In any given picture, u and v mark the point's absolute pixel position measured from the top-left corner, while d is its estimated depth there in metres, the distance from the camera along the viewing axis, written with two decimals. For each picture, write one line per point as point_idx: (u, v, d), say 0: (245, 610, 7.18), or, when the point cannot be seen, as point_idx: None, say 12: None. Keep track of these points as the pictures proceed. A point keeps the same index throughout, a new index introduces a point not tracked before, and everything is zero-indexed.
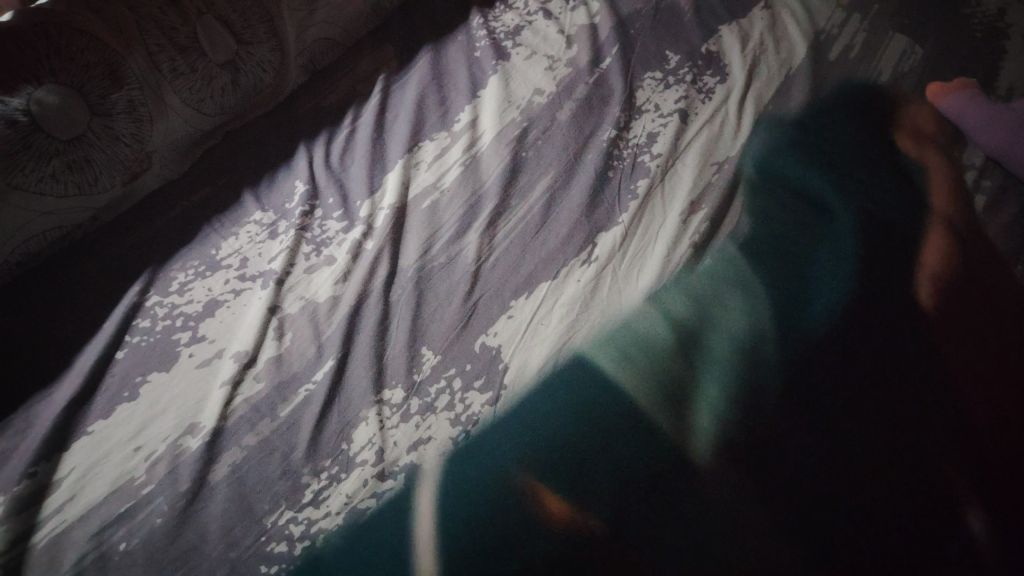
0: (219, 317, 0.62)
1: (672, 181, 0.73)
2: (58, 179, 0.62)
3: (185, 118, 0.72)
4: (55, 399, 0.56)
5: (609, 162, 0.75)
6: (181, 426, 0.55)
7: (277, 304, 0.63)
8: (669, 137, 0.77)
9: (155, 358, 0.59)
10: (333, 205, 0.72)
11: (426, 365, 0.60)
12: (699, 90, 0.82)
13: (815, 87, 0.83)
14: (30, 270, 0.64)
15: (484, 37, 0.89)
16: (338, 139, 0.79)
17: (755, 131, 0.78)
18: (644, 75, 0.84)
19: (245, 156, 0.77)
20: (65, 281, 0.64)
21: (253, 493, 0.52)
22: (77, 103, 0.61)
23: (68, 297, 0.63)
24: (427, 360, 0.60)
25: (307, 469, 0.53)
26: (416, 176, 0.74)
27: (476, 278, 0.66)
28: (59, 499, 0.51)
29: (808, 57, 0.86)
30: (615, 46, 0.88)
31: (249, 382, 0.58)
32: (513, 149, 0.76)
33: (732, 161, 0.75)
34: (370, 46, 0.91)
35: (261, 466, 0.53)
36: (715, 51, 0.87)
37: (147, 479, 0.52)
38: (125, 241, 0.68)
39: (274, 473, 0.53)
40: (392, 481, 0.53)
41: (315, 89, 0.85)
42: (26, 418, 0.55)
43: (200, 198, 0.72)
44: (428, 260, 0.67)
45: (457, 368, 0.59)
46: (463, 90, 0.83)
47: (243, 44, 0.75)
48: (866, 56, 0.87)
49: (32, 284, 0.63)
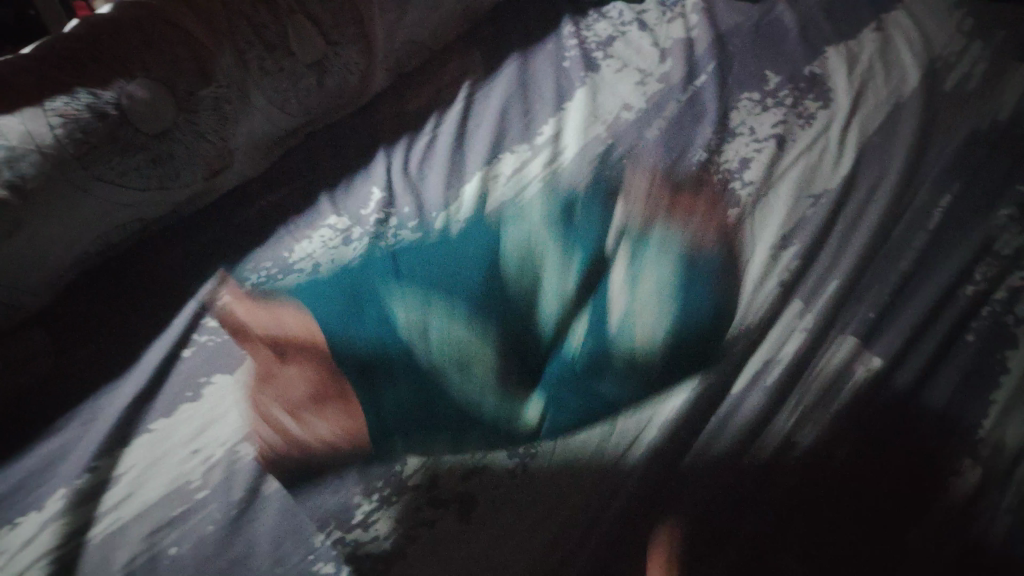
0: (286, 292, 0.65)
1: (763, 215, 0.70)
2: (142, 174, 0.62)
3: (269, 115, 0.72)
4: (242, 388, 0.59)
5: (698, 187, 0.72)
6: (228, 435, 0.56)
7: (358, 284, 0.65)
8: (762, 165, 0.73)
9: (221, 359, 0.61)
10: (409, 214, 0.71)
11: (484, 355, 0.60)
12: (800, 115, 0.77)
13: (926, 119, 0.75)
14: (93, 269, 0.66)
15: (574, 47, 0.86)
16: (419, 145, 0.78)
17: (856, 167, 0.72)
18: (739, 96, 0.79)
19: (324, 159, 0.77)
20: (126, 282, 0.66)
21: (290, 523, 0.52)
22: (166, 99, 0.62)
23: (114, 311, 0.64)
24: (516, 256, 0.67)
25: (348, 497, 0.53)
26: (494, 189, 0.73)
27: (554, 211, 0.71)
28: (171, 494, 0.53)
29: (921, 86, 0.78)
30: (712, 63, 0.83)
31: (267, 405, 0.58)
32: (596, 168, 0.74)
33: (830, 194, 0.70)
34: (459, 50, 0.89)
35: (276, 510, 0.53)
36: (818, 75, 0.80)
37: (202, 484, 0.54)
38: (189, 245, 0.69)
39: (300, 511, 0.52)
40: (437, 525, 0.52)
41: (399, 92, 0.84)
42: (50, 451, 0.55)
43: (279, 197, 0.73)
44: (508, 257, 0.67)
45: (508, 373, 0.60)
46: (549, 101, 0.80)
47: (331, 44, 0.74)
48: (986, 88, 0.78)
49: (99, 285, 0.65)
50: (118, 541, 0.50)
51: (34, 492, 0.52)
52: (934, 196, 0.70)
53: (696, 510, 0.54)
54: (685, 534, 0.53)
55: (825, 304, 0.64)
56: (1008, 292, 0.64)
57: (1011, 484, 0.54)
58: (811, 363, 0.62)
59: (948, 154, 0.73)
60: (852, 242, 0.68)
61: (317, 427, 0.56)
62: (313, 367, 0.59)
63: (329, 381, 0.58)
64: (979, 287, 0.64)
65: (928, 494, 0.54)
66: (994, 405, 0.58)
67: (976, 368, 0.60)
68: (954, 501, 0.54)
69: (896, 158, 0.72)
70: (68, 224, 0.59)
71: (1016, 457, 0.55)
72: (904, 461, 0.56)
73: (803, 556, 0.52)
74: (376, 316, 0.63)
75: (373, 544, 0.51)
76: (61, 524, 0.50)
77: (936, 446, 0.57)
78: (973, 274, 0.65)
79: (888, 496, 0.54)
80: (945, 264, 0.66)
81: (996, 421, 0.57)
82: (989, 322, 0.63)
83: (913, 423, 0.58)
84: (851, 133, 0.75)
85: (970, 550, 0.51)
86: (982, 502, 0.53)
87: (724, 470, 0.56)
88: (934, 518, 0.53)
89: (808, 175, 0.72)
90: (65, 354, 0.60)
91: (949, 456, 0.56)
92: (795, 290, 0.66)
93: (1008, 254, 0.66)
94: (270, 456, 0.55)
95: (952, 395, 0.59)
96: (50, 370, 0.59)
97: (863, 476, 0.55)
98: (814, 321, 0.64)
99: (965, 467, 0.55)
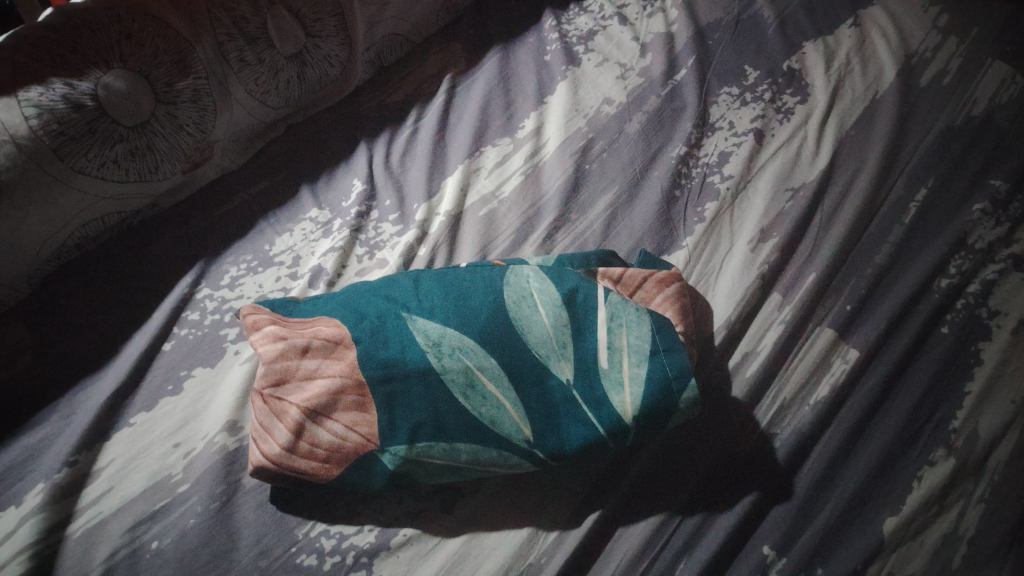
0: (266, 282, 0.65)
1: (742, 209, 0.71)
2: (120, 165, 0.62)
3: (248, 109, 0.71)
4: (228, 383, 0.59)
5: (677, 180, 0.73)
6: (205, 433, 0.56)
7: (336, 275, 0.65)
8: (742, 158, 0.74)
9: (202, 354, 0.61)
10: (390, 207, 0.71)
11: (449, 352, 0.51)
12: (778, 109, 0.77)
13: (902, 114, 0.76)
14: (70, 261, 0.65)
15: (555, 40, 0.85)
16: (401, 138, 0.78)
17: (834, 161, 0.73)
18: (719, 90, 0.79)
19: (305, 152, 0.76)
20: (101, 273, 0.65)
21: (275, 519, 0.53)
22: (144, 90, 0.61)
23: (89, 304, 0.63)
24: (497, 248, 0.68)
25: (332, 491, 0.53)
26: (476, 183, 0.73)
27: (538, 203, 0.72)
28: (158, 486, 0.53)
29: (898, 79, 0.79)
30: (691, 57, 0.82)
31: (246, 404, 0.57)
32: (576, 161, 0.74)
33: (808, 188, 0.71)
34: (439, 44, 0.88)
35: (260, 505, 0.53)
36: (797, 69, 0.80)
37: (184, 477, 0.54)
38: (167, 237, 0.68)
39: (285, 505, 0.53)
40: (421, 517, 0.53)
41: (379, 85, 0.83)
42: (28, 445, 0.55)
43: (259, 190, 0.73)
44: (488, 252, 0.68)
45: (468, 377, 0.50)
46: (530, 95, 0.80)
47: (312, 36, 0.73)
48: (960, 84, 0.79)
49: (73, 277, 0.64)
50: (101, 535, 0.51)
51: (12, 487, 0.52)
52: (911, 190, 0.71)
53: (676, 504, 0.55)
54: (664, 523, 0.54)
55: (804, 296, 0.65)
56: (981, 285, 0.66)
57: (982, 475, 0.57)
58: (789, 356, 0.63)
59: (924, 149, 0.74)
60: (829, 235, 0.69)
61: (309, 456, 0.49)
62: (325, 383, 0.50)
63: (339, 396, 0.49)
64: (954, 280, 0.66)
65: (901, 484, 0.57)
66: (968, 395, 0.60)
67: (950, 360, 0.62)
68: (928, 490, 0.56)
69: (873, 154, 0.73)
70: (45, 216, 0.59)
71: (988, 448, 0.58)
72: (879, 452, 0.58)
73: (778, 544, 0.54)
74: (366, 333, 0.51)
75: (359, 537, 0.52)
76: (41, 518, 0.51)
77: (911, 436, 0.59)
78: (949, 267, 0.66)
79: (861, 487, 0.56)
80: (921, 257, 0.67)
81: (970, 411, 0.59)
82: (963, 314, 0.64)
83: (888, 414, 0.60)
84: (829, 126, 0.76)
85: (945, 541, 0.54)
86: (955, 492, 0.56)
87: (698, 460, 0.57)
88: (908, 508, 0.55)
89: (786, 168, 0.73)
90: (43, 350, 0.59)
91: (923, 447, 0.58)
92: (774, 283, 0.66)
93: (981, 248, 0.68)
94: (270, 472, 0.50)
95: (927, 387, 0.61)
96: (28, 366, 0.58)
97: (838, 468, 0.57)
98: (792, 314, 0.64)
99: (937, 459, 0.57)
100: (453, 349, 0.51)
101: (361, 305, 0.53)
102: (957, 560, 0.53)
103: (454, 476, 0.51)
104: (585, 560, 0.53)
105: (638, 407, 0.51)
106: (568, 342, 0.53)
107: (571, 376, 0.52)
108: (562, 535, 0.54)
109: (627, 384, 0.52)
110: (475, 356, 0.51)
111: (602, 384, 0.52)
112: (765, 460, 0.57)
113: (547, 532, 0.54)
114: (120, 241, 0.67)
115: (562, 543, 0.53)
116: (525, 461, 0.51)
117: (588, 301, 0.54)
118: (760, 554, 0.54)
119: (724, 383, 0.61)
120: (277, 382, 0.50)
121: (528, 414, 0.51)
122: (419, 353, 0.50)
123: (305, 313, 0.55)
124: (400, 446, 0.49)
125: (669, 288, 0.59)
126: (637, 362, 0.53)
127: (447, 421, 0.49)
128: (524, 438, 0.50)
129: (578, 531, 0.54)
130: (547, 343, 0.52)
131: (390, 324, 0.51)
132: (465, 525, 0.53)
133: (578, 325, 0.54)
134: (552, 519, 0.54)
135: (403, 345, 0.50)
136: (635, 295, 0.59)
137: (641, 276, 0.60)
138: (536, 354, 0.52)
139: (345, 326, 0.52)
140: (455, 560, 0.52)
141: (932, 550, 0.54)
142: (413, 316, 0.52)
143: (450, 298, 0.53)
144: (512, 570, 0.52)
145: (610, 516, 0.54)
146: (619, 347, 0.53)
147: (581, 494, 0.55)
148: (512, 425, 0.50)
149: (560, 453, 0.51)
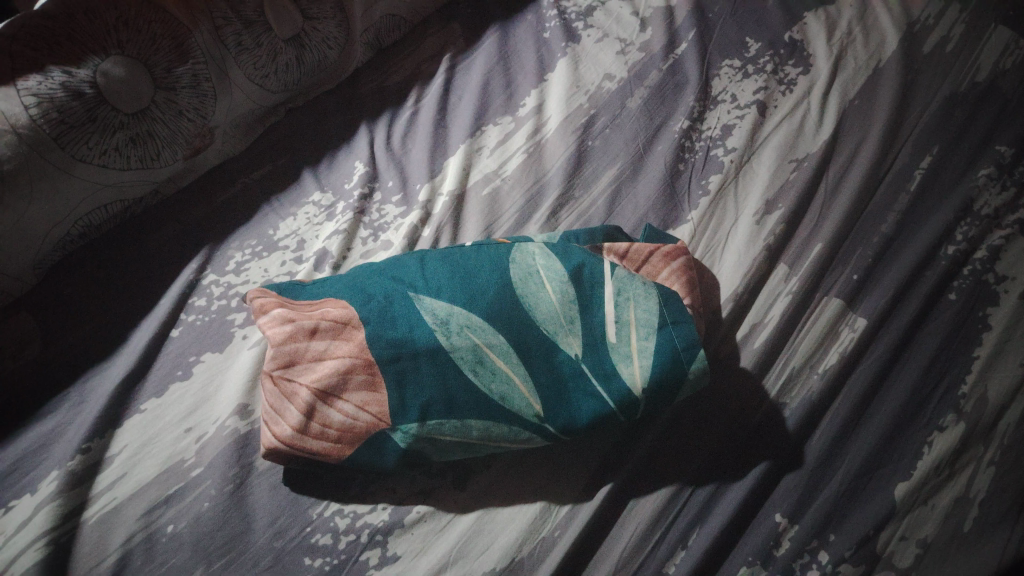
0: (270, 264, 0.65)
1: (746, 181, 0.70)
2: (122, 153, 0.62)
3: (248, 94, 0.71)
4: (236, 367, 0.59)
5: (680, 154, 0.72)
6: (215, 418, 0.56)
7: (342, 258, 0.66)
8: (745, 131, 0.73)
9: (210, 339, 0.61)
10: (393, 189, 0.71)
11: (456, 328, 0.50)
12: (780, 81, 0.76)
13: (906, 82, 0.76)
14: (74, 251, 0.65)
15: (554, 17, 0.84)
16: (402, 119, 0.77)
17: (838, 131, 0.72)
18: (720, 63, 0.79)
19: (305, 136, 0.76)
20: (106, 262, 0.65)
21: (289, 501, 0.53)
22: (142, 76, 0.61)
23: (95, 293, 0.63)
24: (501, 228, 0.68)
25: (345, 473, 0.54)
26: (478, 162, 0.73)
27: (541, 181, 0.71)
28: (168, 471, 0.54)
29: (901, 48, 0.78)
30: (691, 30, 0.82)
31: (253, 389, 0.58)
32: (579, 138, 0.74)
33: (813, 158, 0.71)
34: (437, 24, 0.87)
35: (273, 489, 0.53)
36: (799, 39, 0.79)
37: (197, 462, 0.54)
38: (170, 224, 0.68)
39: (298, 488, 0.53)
40: (433, 497, 0.53)
41: (378, 67, 0.83)
42: (37, 433, 0.55)
43: (261, 175, 0.72)
44: (493, 231, 0.68)
45: (478, 352, 0.50)
46: (529, 73, 0.80)
47: (309, 18, 0.72)
48: (963, 51, 0.78)
49: (77, 266, 0.64)
50: (116, 520, 0.51)
51: (26, 476, 0.53)
52: (916, 157, 0.71)
53: (687, 476, 0.55)
54: (676, 494, 0.55)
55: (810, 267, 0.65)
56: (988, 251, 0.66)
57: (992, 438, 0.57)
58: (797, 327, 0.62)
59: (928, 117, 0.73)
60: (834, 205, 0.68)
61: (321, 437, 0.50)
62: (334, 363, 0.50)
63: (348, 376, 0.49)
64: (961, 247, 0.65)
65: (911, 450, 0.57)
66: (976, 360, 0.60)
67: (959, 327, 0.62)
68: (940, 454, 0.57)
69: (877, 122, 0.73)
70: (49, 206, 0.59)
71: (998, 412, 0.58)
72: (888, 420, 0.58)
73: (790, 512, 0.54)
74: (373, 313, 0.51)
75: (373, 516, 0.52)
76: (56, 504, 0.51)
77: (920, 402, 0.59)
78: (956, 234, 0.66)
79: (871, 455, 0.57)
80: (928, 224, 0.67)
81: (979, 376, 0.60)
82: (971, 280, 0.64)
83: (896, 381, 0.60)
84: (833, 95, 0.75)
85: (956, 505, 0.55)
86: (966, 456, 0.57)
87: (707, 432, 0.57)
88: (918, 474, 0.56)
89: (789, 139, 0.72)
90: (51, 339, 0.59)
91: (932, 413, 0.58)
92: (781, 254, 0.66)
93: (987, 214, 0.67)
94: (282, 453, 0.51)
95: (935, 354, 0.61)
96: (37, 356, 0.58)
97: (848, 436, 0.58)
98: (799, 284, 0.64)
99: (946, 425, 0.58)
100: (462, 327, 0.50)
101: (368, 286, 0.53)
102: (968, 522, 0.54)
103: (465, 452, 0.51)
104: (599, 532, 0.53)
105: (647, 380, 0.51)
106: (576, 317, 0.53)
107: (580, 351, 0.52)
108: (574, 508, 0.54)
109: (635, 357, 0.52)
110: (482, 333, 0.51)
111: (610, 357, 0.52)
112: (776, 430, 0.57)
113: (559, 506, 0.54)
114: (123, 230, 0.67)
115: (575, 517, 0.53)
116: (535, 436, 0.51)
117: (594, 276, 0.54)
118: (772, 522, 0.54)
119: (732, 355, 0.61)
120: (286, 364, 0.51)
121: (538, 390, 0.51)
122: (428, 332, 0.50)
123: (312, 295, 0.55)
124: (412, 424, 0.49)
125: (676, 261, 0.59)
126: (645, 335, 0.53)
127: (457, 398, 0.50)
128: (534, 413, 0.51)
129: (590, 504, 0.54)
130: (554, 319, 0.52)
131: (397, 303, 0.51)
132: (478, 501, 0.54)
133: (585, 300, 0.54)
134: (564, 493, 0.54)
135: (411, 324, 0.50)
136: (641, 269, 0.59)
137: (646, 250, 0.59)
138: (543, 331, 0.52)
139: (352, 307, 0.52)
140: (469, 537, 0.52)
141: (945, 514, 0.54)
142: (420, 295, 0.52)
143: (457, 277, 0.52)
144: (525, 545, 0.52)
145: (621, 490, 0.54)
146: (627, 321, 0.53)
147: (592, 469, 0.55)
148: (522, 402, 0.51)
149: (571, 427, 0.51)
